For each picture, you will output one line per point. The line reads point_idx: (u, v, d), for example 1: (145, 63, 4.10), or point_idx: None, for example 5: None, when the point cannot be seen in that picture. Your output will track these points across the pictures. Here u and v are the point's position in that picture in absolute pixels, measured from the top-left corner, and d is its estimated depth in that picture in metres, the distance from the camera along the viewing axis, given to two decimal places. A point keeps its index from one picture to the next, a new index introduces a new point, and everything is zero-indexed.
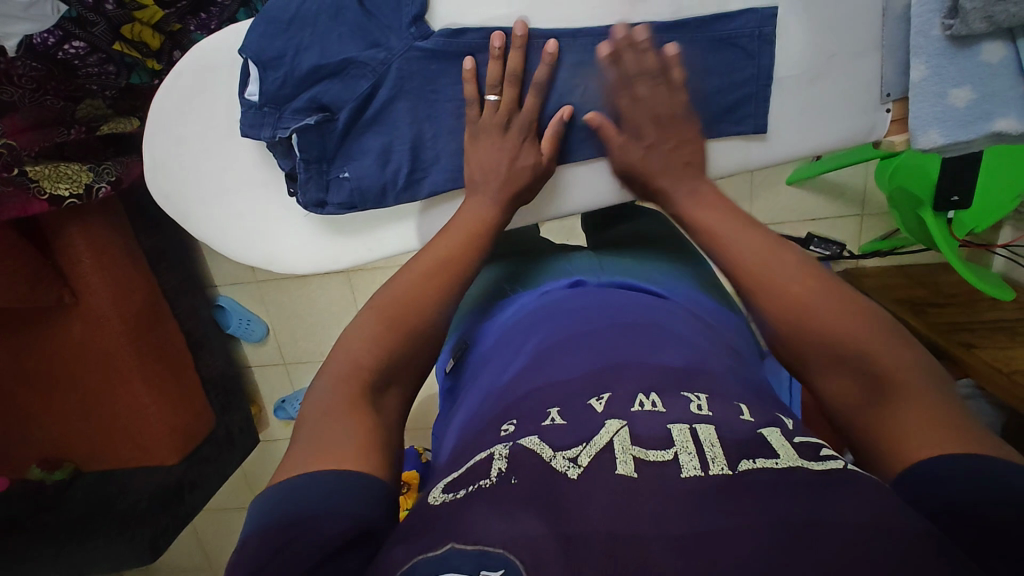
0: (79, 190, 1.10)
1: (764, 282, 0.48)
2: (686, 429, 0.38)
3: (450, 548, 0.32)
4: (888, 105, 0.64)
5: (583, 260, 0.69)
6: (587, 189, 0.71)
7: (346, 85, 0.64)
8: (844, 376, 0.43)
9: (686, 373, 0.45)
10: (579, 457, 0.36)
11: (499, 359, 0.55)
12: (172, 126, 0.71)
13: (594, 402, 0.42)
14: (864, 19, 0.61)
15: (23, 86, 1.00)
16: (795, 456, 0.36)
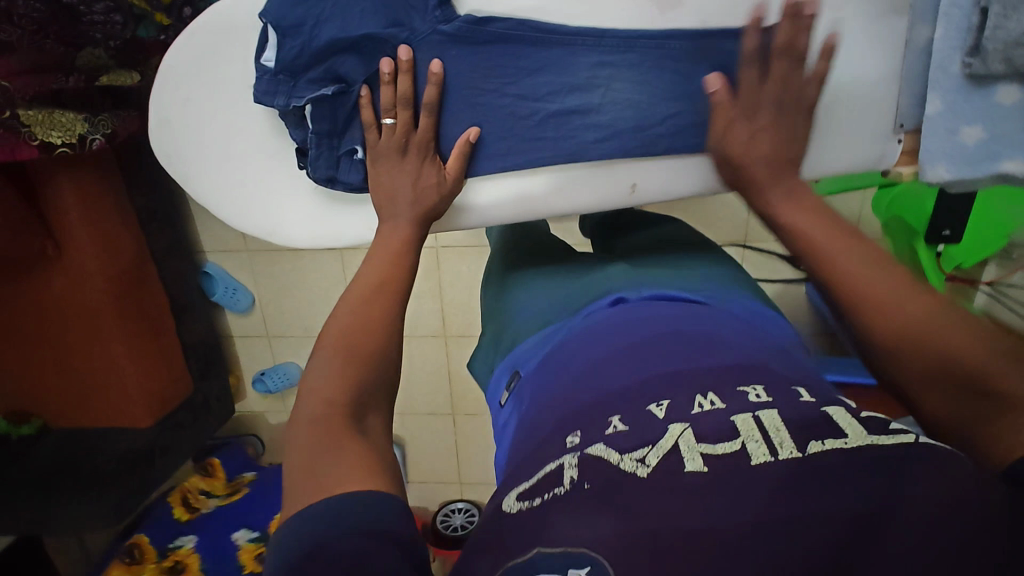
0: (71, 140, 1.04)
1: (875, 295, 0.47)
2: (750, 418, 0.38)
3: (536, 553, 0.34)
4: (899, 136, 0.65)
5: (621, 269, 0.69)
6: (589, 188, 0.70)
7: (363, 60, 0.63)
8: (952, 390, 0.42)
9: (744, 369, 0.46)
10: (646, 457, 0.37)
11: (561, 372, 0.54)
12: (181, 85, 0.70)
13: (655, 409, 0.42)
14: (884, 50, 0.62)
15: (22, 28, 0.95)
16: (864, 435, 0.36)
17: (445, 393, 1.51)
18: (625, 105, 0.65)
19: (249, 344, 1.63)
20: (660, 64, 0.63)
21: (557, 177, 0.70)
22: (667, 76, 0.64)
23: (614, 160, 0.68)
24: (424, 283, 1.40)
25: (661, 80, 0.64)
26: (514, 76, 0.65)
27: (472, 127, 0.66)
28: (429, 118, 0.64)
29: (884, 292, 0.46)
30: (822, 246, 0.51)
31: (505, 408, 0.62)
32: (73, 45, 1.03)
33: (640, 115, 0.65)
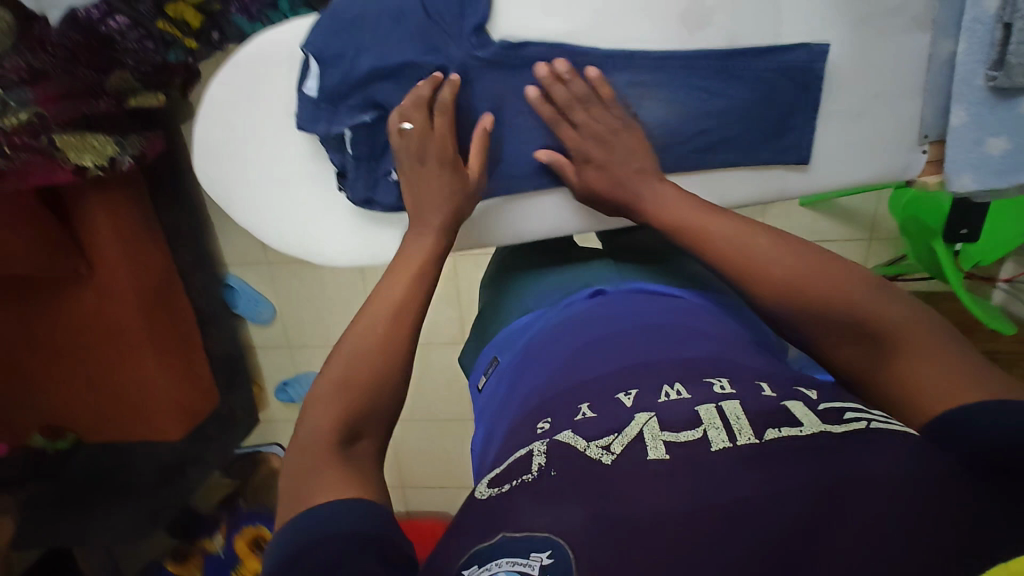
0: (103, 163, 1.07)
1: (767, 273, 0.51)
2: (712, 408, 0.42)
3: (501, 537, 0.37)
4: (924, 146, 0.67)
5: (599, 266, 0.72)
6: (553, 218, 0.73)
7: (401, 86, 0.65)
8: (851, 344, 0.47)
9: (707, 362, 0.49)
10: (611, 445, 0.40)
11: (535, 362, 0.58)
12: (224, 115, 0.72)
13: (622, 397, 0.46)
14: (910, 63, 0.63)
15: (55, 55, 0.96)
16: (817, 423, 0.40)
17: (460, 403, 1.55)
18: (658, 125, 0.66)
19: (271, 355, 1.65)
20: (688, 83, 0.65)
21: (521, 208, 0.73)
22: (695, 95, 0.65)
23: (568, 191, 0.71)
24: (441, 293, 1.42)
25: (690, 99, 0.65)
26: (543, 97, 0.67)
27: (488, 116, 0.66)
28: (444, 120, 0.62)
29: (768, 268, 0.51)
30: (708, 225, 0.56)
31: (481, 395, 0.66)
32: (103, 71, 1.01)
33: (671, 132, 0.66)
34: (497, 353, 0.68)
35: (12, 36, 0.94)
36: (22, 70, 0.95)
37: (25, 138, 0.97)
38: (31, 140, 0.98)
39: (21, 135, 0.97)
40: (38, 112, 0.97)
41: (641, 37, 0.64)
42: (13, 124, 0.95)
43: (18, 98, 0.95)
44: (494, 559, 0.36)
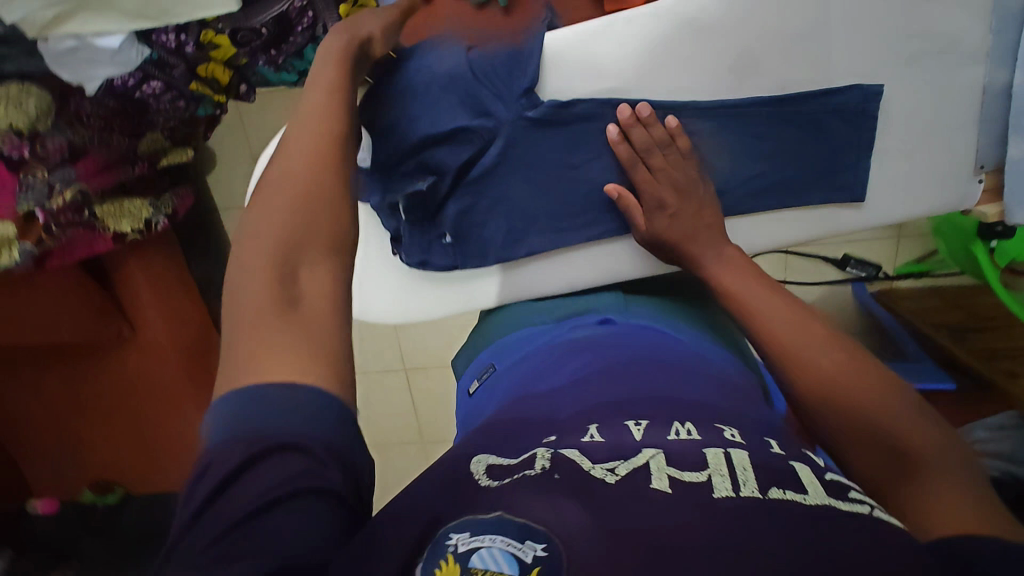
0: (140, 226, 1.09)
1: (801, 360, 0.52)
2: (722, 454, 0.41)
3: (497, 517, 0.35)
4: (979, 177, 0.66)
5: (609, 298, 0.71)
6: (594, 270, 0.74)
7: (454, 149, 0.66)
8: (864, 447, 0.46)
9: (717, 407, 0.49)
10: (616, 468, 0.40)
11: (541, 379, 0.57)
12: None
13: (632, 426, 0.45)
14: (962, 97, 0.63)
15: (92, 127, 0.98)
16: (824, 495, 0.38)
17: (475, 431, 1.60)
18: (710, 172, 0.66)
19: None
20: (739, 131, 0.65)
21: (561, 260, 0.73)
22: (745, 140, 0.65)
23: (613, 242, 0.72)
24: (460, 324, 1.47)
25: (740, 144, 0.65)
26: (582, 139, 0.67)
27: None
28: None
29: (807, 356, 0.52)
30: (751, 308, 0.58)
31: (474, 397, 0.65)
32: (135, 137, 1.03)
33: (724, 178, 0.67)
34: (493, 360, 0.67)
35: (50, 114, 0.93)
36: (63, 149, 0.96)
37: (70, 215, 0.99)
38: (75, 216, 1.00)
39: (65, 213, 0.99)
40: (83, 188, 0.99)
41: (688, 86, 0.64)
42: (58, 204, 0.97)
43: (63, 176, 0.97)
44: (483, 534, 0.34)
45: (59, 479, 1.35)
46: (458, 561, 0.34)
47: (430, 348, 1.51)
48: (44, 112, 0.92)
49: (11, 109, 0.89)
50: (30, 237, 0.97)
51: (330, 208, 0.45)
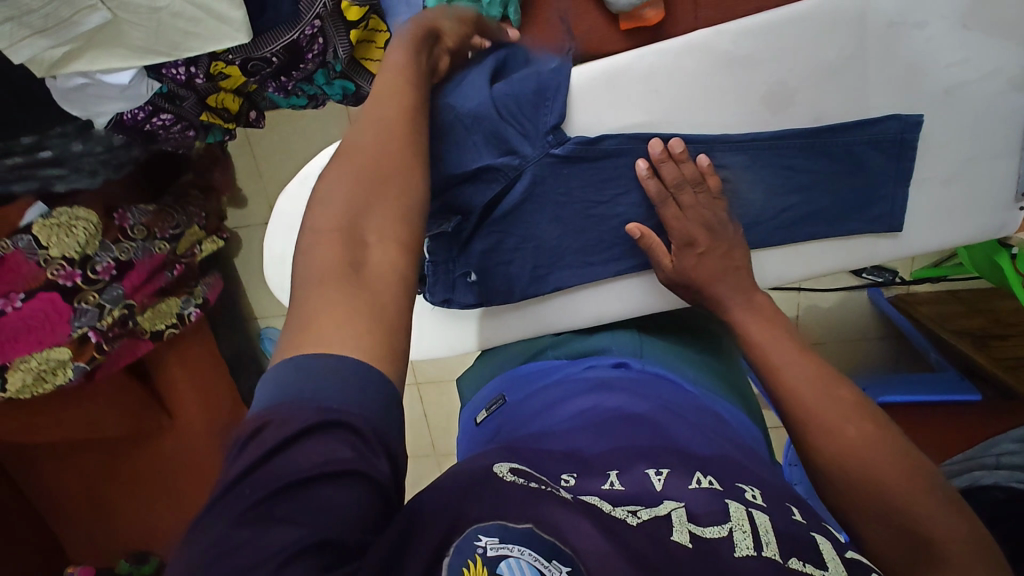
0: (174, 321, 1.11)
1: (825, 424, 0.48)
2: (744, 508, 0.41)
3: (530, 528, 0.36)
4: (1022, 204, 0.64)
5: (623, 336, 0.68)
6: (620, 303, 0.71)
7: (479, 188, 0.65)
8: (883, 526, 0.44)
9: (739, 464, 0.47)
10: (639, 511, 0.40)
11: (559, 416, 0.55)
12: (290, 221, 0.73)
13: (653, 476, 0.44)
14: (1003, 124, 0.61)
15: (136, 238, 1.01)
16: (843, 573, 0.38)
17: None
18: (741, 204, 0.65)
19: None
20: (773, 162, 0.63)
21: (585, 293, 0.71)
22: (777, 171, 0.63)
23: (639, 275, 0.70)
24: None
25: (771, 175, 0.64)
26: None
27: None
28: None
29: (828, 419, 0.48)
30: (766, 349, 0.54)
31: (482, 427, 0.63)
32: (175, 239, 1.08)
33: (756, 210, 0.65)
34: (503, 391, 0.65)
35: (97, 234, 0.96)
36: (111, 268, 0.98)
37: (116, 329, 1.00)
38: (122, 329, 1.01)
39: (113, 328, 1.00)
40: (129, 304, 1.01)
41: (709, 116, 0.62)
42: (107, 321, 0.98)
43: (112, 296, 0.98)
44: (509, 539, 0.35)
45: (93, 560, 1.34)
46: (487, 564, 0.34)
47: (442, 361, 1.50)
48: (92, 234, 0.95)
49: (62, 237, 0.92)
50: (84, 357, 0.97)
51: (405, 193, 0.43)
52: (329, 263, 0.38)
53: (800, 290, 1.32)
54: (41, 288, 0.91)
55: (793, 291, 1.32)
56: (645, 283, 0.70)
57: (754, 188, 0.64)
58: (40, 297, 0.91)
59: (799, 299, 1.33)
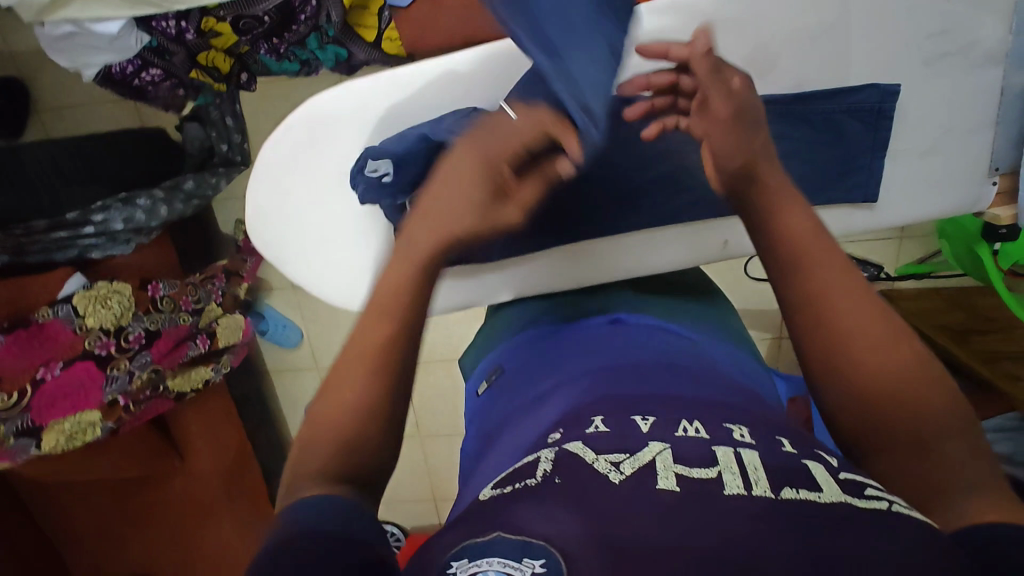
0: (198, 386, 1.43)
1: (871, 357, 0.50)
2: (731, 453, 0.46)
3: (497, 535, 0.41)
4: (993, 178, 0.67)
5: (617, 297, 0.80)
6: (601, 266, 0.85)
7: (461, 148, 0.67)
8: (896, 453, 0.47)
9: (730, 408, 0.54)
10: (622, 464, 0.45)
11: (569, 370, 0.65)
12: (276, 176, 0.75)
13: (640, 422, 0.51)
14: (978, 99, 0.64)
15: (163, 311, 1.31)
16: (839, 492, 0.42)
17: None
18: None
19: (301, 375, 1.87)
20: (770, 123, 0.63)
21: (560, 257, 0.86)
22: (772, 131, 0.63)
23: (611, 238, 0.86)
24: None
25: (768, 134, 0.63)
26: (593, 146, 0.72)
27: None
28: None
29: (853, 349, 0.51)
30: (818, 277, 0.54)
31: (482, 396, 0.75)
32: (198, 313, 1.38)
33: None
34: (500, 363, 0.76)
35: (132, 308, 1.25)
36: (140, 336, 1.27)
37: (148, 393, 1.32)
38: (152, 393, 1.32)
39: (145, 391, 1.31)
40: (157, 367, 1.31)
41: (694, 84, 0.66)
42: (139, 382, 1.29)
43: (141, 362, 1.28)
44: (491, 553, 0.41)
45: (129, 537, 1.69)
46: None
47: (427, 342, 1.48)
48: (124, 306, 1.24)
49: (97, 308, 1.20)
50: (111, 418, 1.26)
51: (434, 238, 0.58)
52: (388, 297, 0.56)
53: None
54: (78, 358, 1.19)
55: None
56: (621, 248, 0.85)
57: None
58: (77, 365, 1.19)
59: None
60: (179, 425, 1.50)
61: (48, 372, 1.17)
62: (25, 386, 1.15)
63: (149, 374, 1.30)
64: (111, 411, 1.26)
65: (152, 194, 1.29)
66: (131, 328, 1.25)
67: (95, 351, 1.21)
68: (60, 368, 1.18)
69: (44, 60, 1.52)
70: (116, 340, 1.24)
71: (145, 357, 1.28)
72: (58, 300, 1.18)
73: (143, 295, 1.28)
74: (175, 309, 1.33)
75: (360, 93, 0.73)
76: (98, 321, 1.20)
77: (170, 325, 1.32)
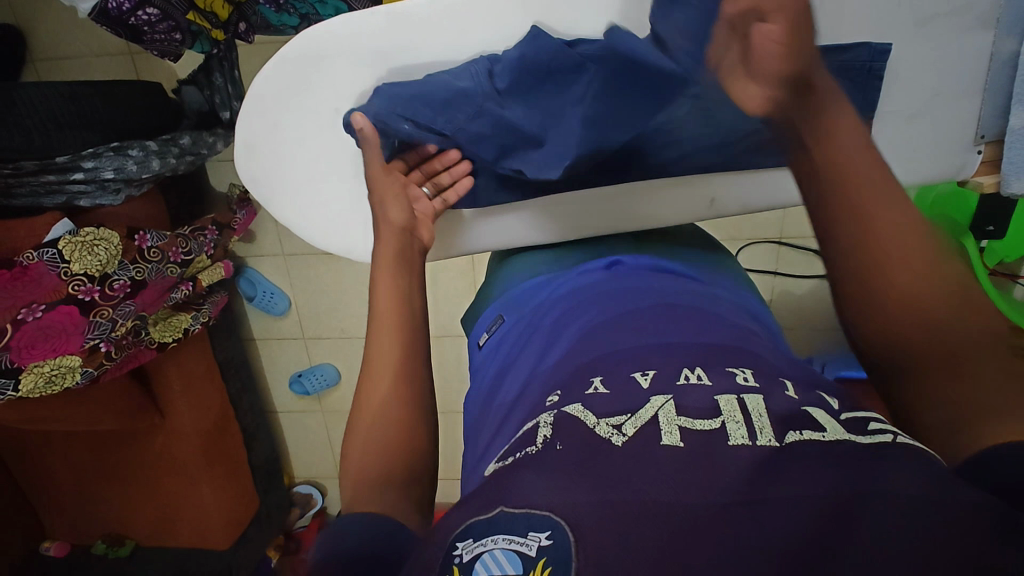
0: (178, 334, 1.46)
1: (906, 274, 0.45)
2: (733, 400, 0.50)
3: (500, 511, 0.45)
4: (979, 147, 0.73)
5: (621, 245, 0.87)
6: (598, 217, 0.89)
7: (452, 90, 0.76)
8: (938, 379, 0.44)
9: (731, 351, 0.59)
10: (623, 426, 0.49)
11: (585, 314, 0.69)
12: (266, 111, 0.79)
13: (640, 377, 0.55)
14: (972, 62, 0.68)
15: (150, 260, 1.32)
16: (840, 431, 0.46)
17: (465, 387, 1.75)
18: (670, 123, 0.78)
19: (287, 345, 1.86)
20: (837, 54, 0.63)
21: (553, 209, 0.89)
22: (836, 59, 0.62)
23: (602, 188, 0.86)
24: (452, 276, 1.64)
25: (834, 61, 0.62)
26: (599, 108, 0.75)
27: None
28: None
29: (903, 267, 0.45)
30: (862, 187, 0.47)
31: (485, 347, 0.83)
32: (186, 264, 1.42)
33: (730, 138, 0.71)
34: (502, 313, 0.84)
35: (120, 255, 1.26)
36: (125, 285, 1.27)
37: (132, 339, 1.35)
38: (135, 340, 1.35)
39: (129, 337, 1.33)
40: (141, 315, 1.34)
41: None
42: (125, 330, 1.32)
43: (126, 312, 1.29)
44: (494, 531, 0.45)
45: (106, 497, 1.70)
46: (463, 567, 0.44)
47: None
48: (109, 254, 1.23)
49: (82, 254, 1.19)
50: (91, 364, 1.27)
51: (408, 256, 0.76)
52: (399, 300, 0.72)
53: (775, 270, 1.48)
54: (61, 301, 1.18)
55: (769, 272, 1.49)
56: (612, 195, 0.87)
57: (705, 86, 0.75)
58: (59, 309, 1.18)
59: None
60: (161, 383, 1.50)
61: (30, 313, 1.15)
62: (4, 325, 1.12)
63: (133, 322, 1.32)
64: (91, 358, 1.27)
65: (145, 146, 1.31)
66: (117, 275, 1.26)
67: (78, 297, 1.20)
68: (42, 312, 1.16)
69: (40, 11, 1.51)
70: (100, 287, 1.23)
71: (128, 306, 1.29)
72: (43, 243, 1.16)
73: (131, 244, 1.28)
74: (163, 260, 1.35)
75: (354, 24, 0.75)
76: (84, 267, 1.20)
77: (157, 276, 1.34)
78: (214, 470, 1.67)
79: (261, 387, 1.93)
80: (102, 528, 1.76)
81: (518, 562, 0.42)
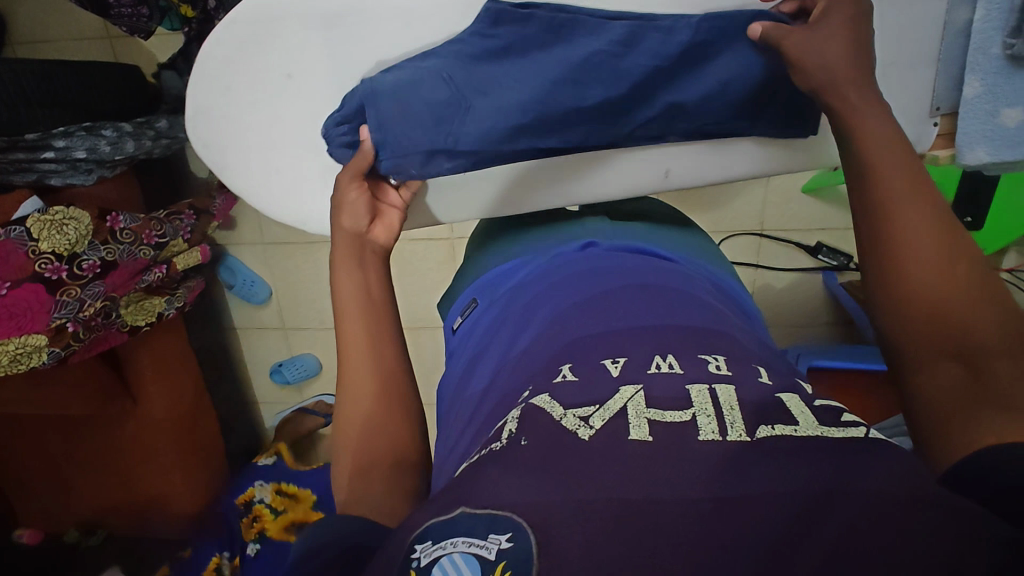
0: (151, 319, 1.44)
1: (928, 281, 0.55)
2: (706, 391, 0.47)
3: (461, 512, 0.43)
4: (934, 119, 0.82)
5: (595, 223, 0.85)
6: (562, 188, 0.91)
7: (410, 69, 0.78)
8: (950, 372, 0.52)
9: (708, 336, 0.56)
10: (591, 419, 0.46)
11: (555, 300, 0.66)
12: (214, 75, 0.80)
13: (610, 365, 0.52)
14: (921, 39, 0.78)
15: (122, 242, 1.31)
16: (816, 425, 0.44)
17: None
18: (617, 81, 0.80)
19: (266, 336, 1.85)
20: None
21: (522, 181, 0.91)
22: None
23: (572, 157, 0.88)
24: (431, 267, 1.63)
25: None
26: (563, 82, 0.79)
27: None
28: None
29: (921, 272, 0.55)
30: (896, 210, 0.59)
31: (457, 334, 0.81)
32: (159, 247, 1.40)
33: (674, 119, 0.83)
34: (476, 296, 0.82)
35: (89, 237, 1.25)
36: (95, 265, 1.26)
37: (98, 317, 1.31)
38: (102, 319, 1.33)
39: (95, 316, 1.30)
40: (112, 296, 1.32)
41: None
42: (93, 311, 1.29)
43: (93, 292, 1.27)
44: (456, 533, 0.42)
45: (76, 484, 1.68)
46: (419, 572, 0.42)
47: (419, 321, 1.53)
48: (80, 235, 1.23)
49: (51, 232, 1.19)
50: (57, 343, 1.24)
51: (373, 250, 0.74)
52: (356, 288, 0.69)
53: (756, 266, 1.54)
54: (27, 279, 1.18)
55: (750, 267, 1.55)
56: (572, 165, 0.89)
57: (662, 48, 0.79)
58: (25, 288, 1.18)
59: (754, 277, 1.56)
60: (134, 367, 1.49)
61: None
62: None
63: (103, 302, 1.30)
64: (58, 336, 1.24)
65: (119, 126, 1.31)
66: (86, 256, 1.24)
67: (44, 275, 1.19)
68: (7, 288, 1.16)
69: None
70: (68, 266, 1.22)
71: (97, 287, 1.28)
72: (11, 220, 1.16)
73: (103, 225, 1.27)
74: (136, 242, 1.33)
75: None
76: (52, 245, 1.19)
77: (128, 257, 1.32)
78: (188, 459, 1.66)
79: (241, 377, 1.93)
80: (74, 517, 1.75)
81: (477, 566, 0.40)
